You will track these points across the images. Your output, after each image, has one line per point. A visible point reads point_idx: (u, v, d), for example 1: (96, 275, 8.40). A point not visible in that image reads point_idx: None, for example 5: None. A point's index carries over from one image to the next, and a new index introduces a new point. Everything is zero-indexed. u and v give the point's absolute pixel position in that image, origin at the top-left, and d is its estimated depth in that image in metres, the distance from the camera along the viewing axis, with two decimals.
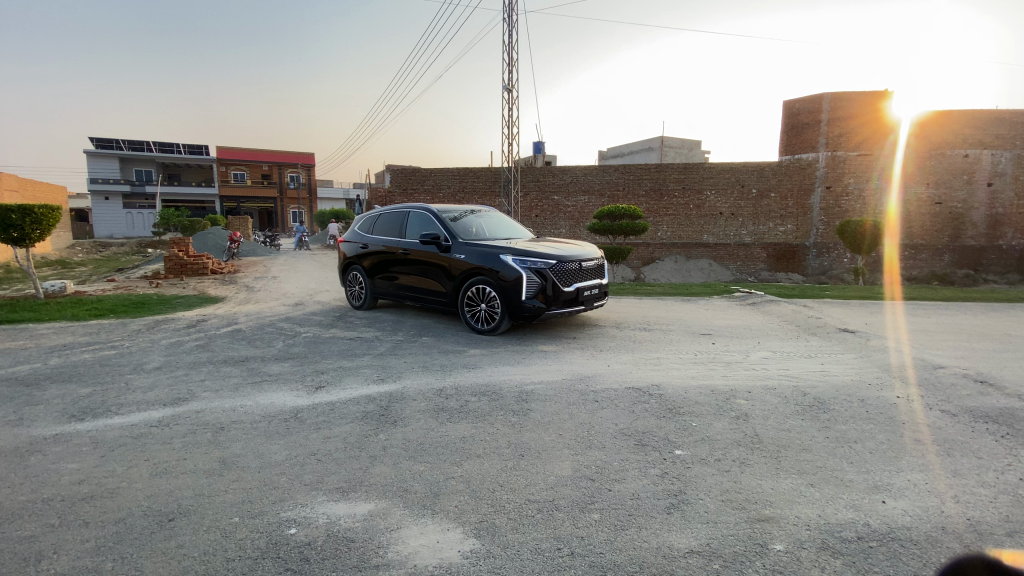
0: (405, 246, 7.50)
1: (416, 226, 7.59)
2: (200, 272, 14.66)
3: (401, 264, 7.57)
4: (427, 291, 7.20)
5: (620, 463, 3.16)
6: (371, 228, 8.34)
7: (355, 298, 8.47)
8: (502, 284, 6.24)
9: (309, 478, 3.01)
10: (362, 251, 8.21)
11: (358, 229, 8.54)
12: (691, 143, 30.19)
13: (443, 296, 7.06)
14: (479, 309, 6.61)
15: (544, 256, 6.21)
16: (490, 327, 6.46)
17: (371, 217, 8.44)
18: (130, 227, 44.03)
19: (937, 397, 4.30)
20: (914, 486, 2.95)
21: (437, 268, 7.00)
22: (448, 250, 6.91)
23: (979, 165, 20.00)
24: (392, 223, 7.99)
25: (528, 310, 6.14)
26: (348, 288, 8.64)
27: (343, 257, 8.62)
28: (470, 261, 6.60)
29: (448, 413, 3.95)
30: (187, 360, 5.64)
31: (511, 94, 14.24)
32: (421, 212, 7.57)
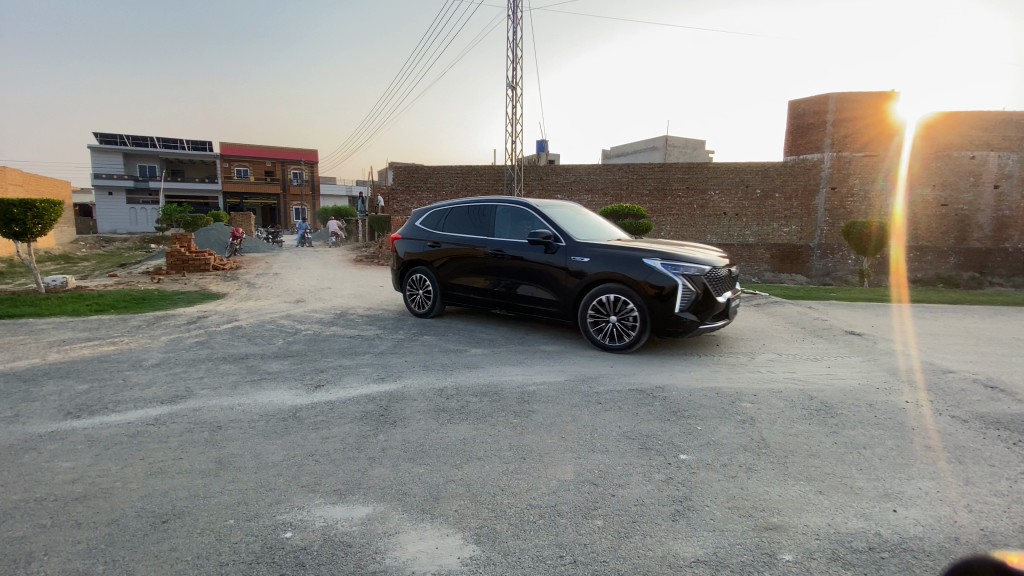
0: (497, 246, 6.58)
1: (505, 223, 6.70)
2: (202, 268, 14.66)
3: (490, 267, 6.64)
4: (530, 298, 6.28)
5: (623, 468, 3.09)
6: (439, 224, 7.37)
7: (422, 304, 7.51)
8: (649, 294, 5.39)
9: (306, 479, 2.96)
10: (432, 252, 7.24)
11: (421, 225, 7.56)
12: (696, 142, 30.04)
13: (553, 305, 6.15)
14: (606, 323, 5.72)
15: (695, 261, 5.41)
16: (625, 343, 5.58)
17: (437, 212, 7.47)
18: (133, 222, 44.18)
19: (947, 403, 4.22)
20: (925, 495, 2.87)
21: (545, 273, 6.11)
22: (561, 252, 6.03)
23: (985, 166, 19.82)
24: (469, 220, 7.05)
25: (680, 325, 5.34)
26: (409, 291, 7.67)
27: (403, 257, 7.63)
28: (596, 265, 5.74)
29: (449, 414, 3.89)
30: (187, 357, 5.60)
31: (515, 92, 14.15)
32: (509, 207, 6.71)
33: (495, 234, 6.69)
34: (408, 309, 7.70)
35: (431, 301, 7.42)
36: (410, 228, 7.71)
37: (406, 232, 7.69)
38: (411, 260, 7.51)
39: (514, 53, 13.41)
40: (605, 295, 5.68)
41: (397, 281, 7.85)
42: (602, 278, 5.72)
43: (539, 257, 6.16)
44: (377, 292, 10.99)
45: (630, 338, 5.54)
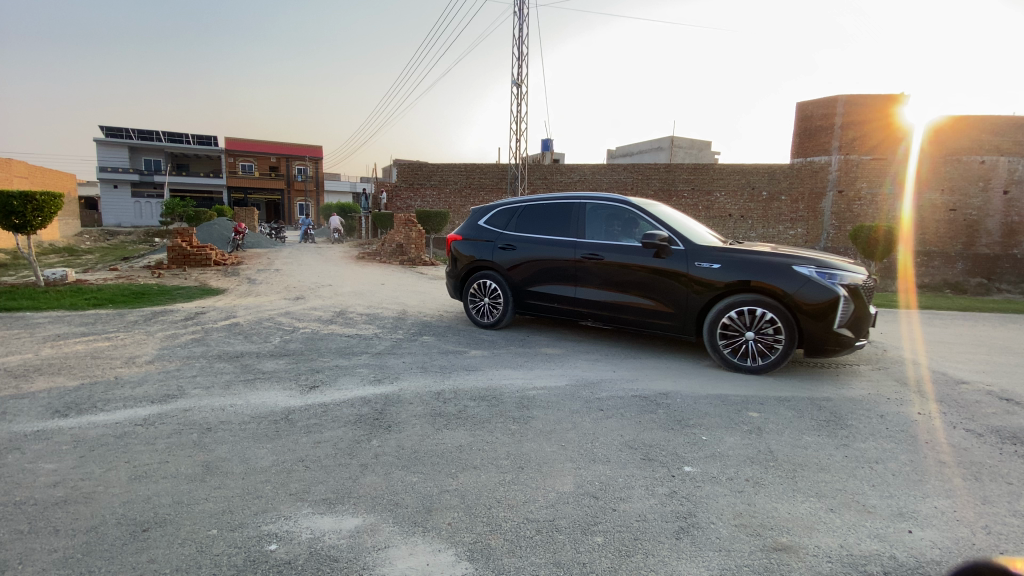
0: (592, 250, 5.88)
1: (594, 223, 6.03)
2: (203, 263, 14.58)
3: (584, 273, 5.92)
4: (638, 310, 5.59)
5: (625, 481, 2.96)
6: (510, 224, 6.63)
7: (490, 314, 6.70)
8: (802, 307, 4.77)
9: (295, 487, 2.84)
10: (505, 255, 6.47)
11: (487, 226, 6.81)
12: (702, 143, 29.79)
13: (667, 317, 5.47)
14: (742, 341, 5.05)
15: (848, 269, 4.86)
16: (765, 364, 4.94)
17: (505, 211, 6.75)
18: (137, 216, 44.25)
19: (961, 415, 4.07)
20: (942, 514, 2.73)
21: (660, 280, 5.43)
22: (681, 257, 5.36)
23: (994, 172, 19.56)
24: (550, 219, 6.36)
25: (839, 342, 4.76)
26: (472, 299, 6.86)
27: (466, 260, 6.83)
28: (728, 274, 5.10)
29: (446, 419, 3.77)
30: (181, 354, 5.50)
31: (520, 89, 13.98)
32: (598, 204, 6.06)
33: (586, 236, 6.00)
34: (471, 319, 6.86)
35: (500, 310, 6.62)
36: (472, 228, 6.93)
37: (469, 232, 6.89)
38: (477, 263, 6.72)
39: (520, 51, 13.27)
40: (741, 309, 5.03)
41: (456, 287, 7.04)
42: (737, 289, 5.08)
43: (653, 264, 5.47)
44: (377, 290, 10.88)
45: (773, 358, 4.91)
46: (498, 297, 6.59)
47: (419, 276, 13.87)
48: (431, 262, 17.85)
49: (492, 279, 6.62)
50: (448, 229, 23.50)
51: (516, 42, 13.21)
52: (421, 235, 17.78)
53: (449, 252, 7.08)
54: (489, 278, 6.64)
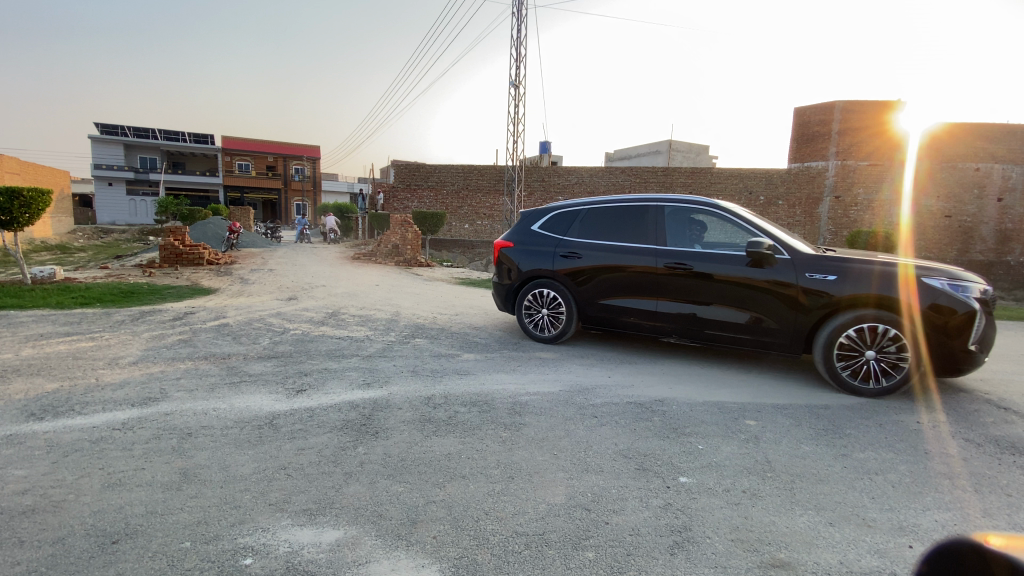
0: (676, 258, 5.31)
1: (673, 227, 5.50)
2: (196, 262, 14.42)
3: (667, 284, 5.34)
4: (737, 324, 5.04)
5: (618, 492, 2.86)
6: (570, 230, 6.05)
7: (550, 327, 6.06)
8: (936, 322, 4.35)
9: (274, 497, 2.73)
10: (569, 263, 5.86)
11: (542, 231, 6.22)
12: (700, 147, 29.82)
13: (769, 333, 4.94)
14: (860, 361, 4.56)
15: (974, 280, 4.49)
16: (887, 387, 4.48)
17: (562, 215, 6.17)
18: (132, 214, 43.96)
19: (962, 424, 3.98)
20: (945, 528, 2.63)
21: (762, 292, 4.91)
22: (787, 266, 4.86)
23: (990, 179, 19.60)
24: (617, 224, 5.81)
25: (969, 361, 4.37)
26: (526, 311, 6.20)
27: (519, 268, 6.18)
28: (846, 286, 4.62)
29: (435, 425, 3.67)
30: (166, 356, 5.37)
31: (518, 90, 13.85)
32: (677, 208, 5.54)
33: (666, 243, 5.45)
34: (526, 333, 6.19)
35: (562, 322, 5.99)
36: (522, 234, 6.33)
37: (521, 239, 6.28)
38: (533, 272, 6.09)
39: (518, 52, 13.19)
40: (863, 325, 4.54)
41: (506, 298, 6.39)
42: (837, 306, 4.66)
43: (752, 275, 4.95)
44: (371, 291, 10.76)
45: (897, 380, 4.46)
46: (560, 308, 5.96)
47: (414, 277, 13.76)
48: (426, 264, 17.73)
49: (552, 289, 5.99)
50: (444, 230, 23.39)
51: (515, 43, 13.14)
52: (417, 236, 17.66)
53: (497, 260, 6.43)
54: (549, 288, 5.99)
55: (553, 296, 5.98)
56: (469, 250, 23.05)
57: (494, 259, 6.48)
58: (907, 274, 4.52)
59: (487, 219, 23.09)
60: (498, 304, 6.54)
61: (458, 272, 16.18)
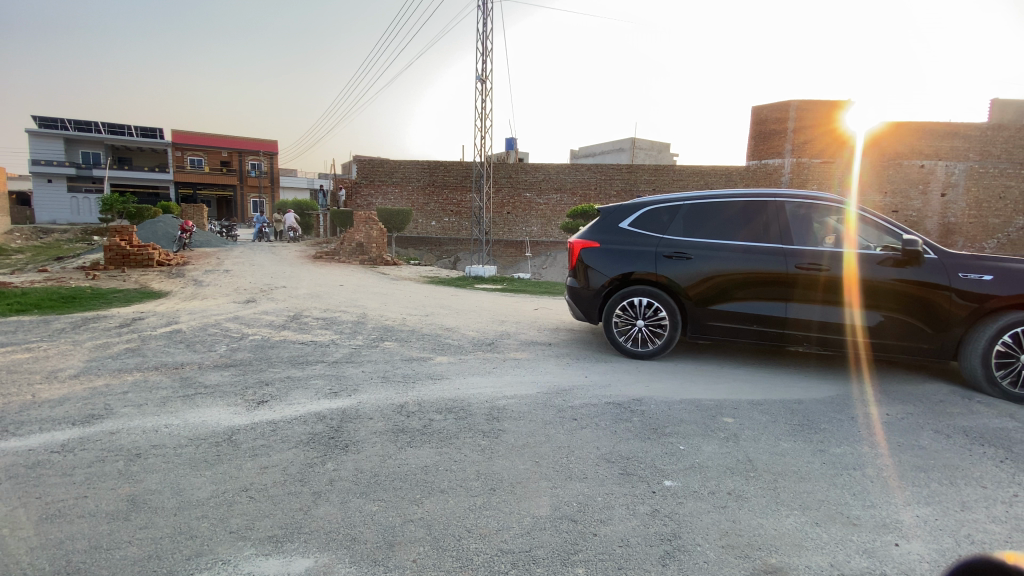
0: (809, 257, 4.90)
1: (797, 225, 5.09)
2: (145, 264, 13.60)
3: (800, 286, 4.90)
4: (878, 329, 4.73)
5: (604, 500, 2.77)
6: (669, 227, 5.47)
7: (649, 339, 5.41)
8: None
9: (236, 524, 2.51)
10: (677, 265, 5.25)
11: (634, 230, 5.58)
12: (661, 145, 30.33)
13: (914, 337, 4.67)
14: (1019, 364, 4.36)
15: None
16: None
17: (657, 212, 5.57)
18: (74, 212, 41.25)
19: (929, 416, 4.09)
20: (926, 524, 2.64)
21: (911, 294, 4.62)
22: (934, 266, 4.61)
23: (933, 176, 20.77)
24: (724, 222, 5.32)
25: None
26: (617, 321, 5.50)
27: (612, 270, 5.47)
28: (1003, 287, 4.43)
29: (409, 436, 3.48)
30: (112, 367, 4.95)
31: (484, 85, 13.62)
32: (799, 204, 5.14)
33: (791, 242, 5.04)
34: (619, 346, 5.49)
35: (663, 333, 5.36)
36: (607, 232, 5.66)
37: (609, 239, 5.60)
38: (629, 275, 5.42)
39: (486, 47, 13.01)
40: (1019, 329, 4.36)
41: (589, 305, 5.64)
42: (989, 308, 4.48)
43: (894, 277, 4.68)
44: (335, 292, 10.39)
45: None
46: (663, 317, 5.33)
47: (380, 277, 13.41)
48: (393, 262, 17.35)
49: (653, 296, 5.33)
50: (411, 228, 22.96)
51: (481, 38, 12.94)
52: (382, 233, 17.29)
53: (579, 262, 5.70)
54: (649, 295, 5.33)
55: (654, 303, 5.33)
56: (436, 248, 22.76)
57: (573, 260, 5.75)
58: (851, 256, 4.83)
59: (454, 216, 22.76)
60: (573, 312, 5.80)
61: (425, 270, 15.88)
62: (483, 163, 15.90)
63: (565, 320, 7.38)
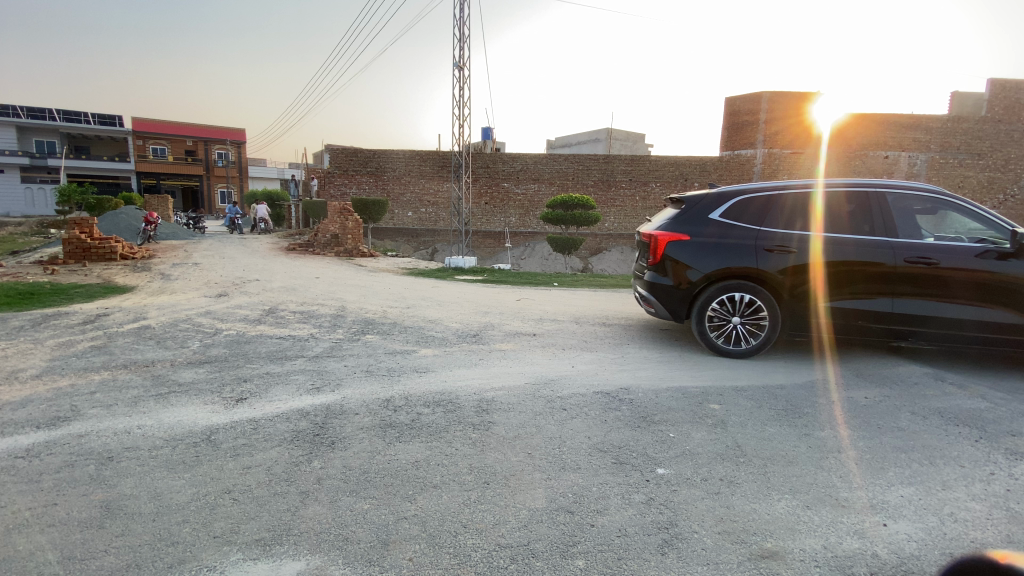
0: (916, 250, 4.71)
1: (901, 217, 4.86)
2: (108, 257, 13.02)
3: (904, 280, 4.71)
4: (981, 323, 4.61)
5: (599, 490, 2.75)
6: (765, 220, 5.15)
7: (746, 338, 5.11)
8: None
9: (221, 527, 2.40)
10: (779, 260, 4.96)
11: (726, 222, 5.24)
12: (636, 135, 30.52)
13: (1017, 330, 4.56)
14: None
15: None
16: None
17: (750, 203, 5.25)
18: (28, 204, 39.18)
19: (905, 398, 4.21)
20: (911, 504, 2.70)
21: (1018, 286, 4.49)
22: None
23: (897, 166, 21.48)
24: (823, 214, 5.03)
25: None
26: (710, 318, 5.18)
27: (707, 265, 5.12)
28: None
29: (397, 431, 3.39)
30: (77, 366, 4.70)
31: (461, 73, 13.35)
32: (902, 195, 4.90)
33: (897, 235, 4.80)
34: (712, 346, 5.17)
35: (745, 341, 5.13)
36: (694, 224, 5.29)
37: (698, 231, 5.24)
38: (725, 270, 5.08)
39: (462, 33, 12.74)
40: None
41: (677, 303, 5.28)
42: None
43: (1000, 270, 4.52)
44: (312, 285, 10.15)
45: None
46: (759, 320, 5.05)
47: (357, 268, 13.17)
48: (369, 254, 17.07)
49: (753, 292, 5.02)
50: (387, 219, 22.60)
51: (458, 24, 12.67)
52: (358, 224, 17.03)
53: (665, 257, 5.30)
54: (748, 290, 5.01)
55: (754, 300, 5.02)
56: (413, 239, 22.54)
57: (657, 255, 5.35)
58: (817, 245, 4.93)
59: (431, 206, 22.47)
60: (657, 311, 5.42)
61: (403, 262, 15.67)
62: (460, 153, 15.68)
63: (547, 310, 7.37)
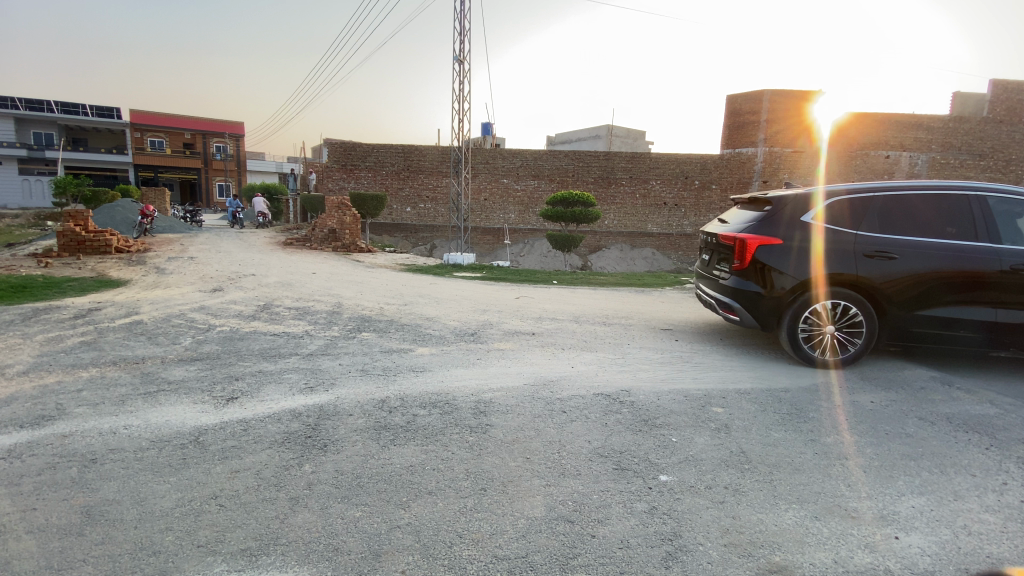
0: (1017, 256, 4.53)
1: (999, 221, 4.68)
2: (102, 250, 12.86)
3: (996, 287, 4.55)
4: None
5: (600, 498, 2.66)
6: (862, 223, 4.86)
7: (841, 349, 4.85)
8: None
9: (206, 536, 2.30)
10: (879, 267, 4.69)
11: (821, 225, 4.93)
12: (637, 132, 30.37)
13: None
14: None
15: None
16: None
17: (845, 204, 4.94)
18: (25, 195, 38.91)
19: (912, 403, 4.11)
20: (922, 515, 2.61)
21: None
22: None
23: (898, 166, 21.41)
24: (906, 216, 4.82)
25: None
26: (803, 328, 4.88)
27: (802, 271, 4.83)
28: None
29: (391, 433, 3.29)
30: (65, 363, 4.58)
31: (461, 66, 13.16)
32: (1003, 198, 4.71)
33: (977, 239, 4.64)
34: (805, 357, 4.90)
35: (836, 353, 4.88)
36: (784, 225, 4.97)
37: (790, 234, 4.92)
38: (823, 277, 4.79)
39: (463, 27, 12.56)
40: None
41: (767, 311, 4.97)
42: None
43: None
44: (309, 281, 10.04)
45: None
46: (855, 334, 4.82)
47: (354, 264, 13.04)
48: (367, 249, 16.94)
49: (854, 300, 4.74)
50: (385, 214, 22.45)
51: (458, 17, 12.49)
52: (355, 219, 16.85)
53: (754, 262, 4.98)
54: (847, 299, 4.73)
55: (854, 309, 4.75)
56: (411, 234, 22.43)
57: (745, 259, 5.03)
58: (820, 249, 4.82)
59: (430, 202, 22.30)
60: (741, 320, 5.12)
61: (401, 258, 15.54)
62: (459, 148, 15.51)
63: (546, 308, 7.26)
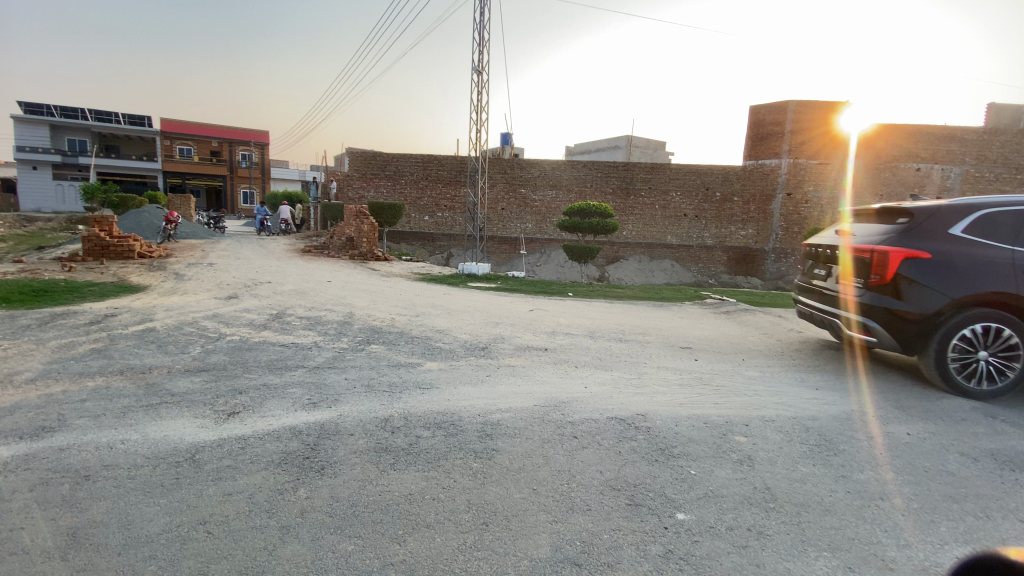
0: None
1: None
2: (125, 255, 13.10)
3: None
4: None
5: (610, 537, 2.46)
6: (1016, 240, 4.60)
7: (996, 376, 4.51)
8: None
9: (190, 567, 2.16)
10: None
11: (971, 239, 4.62)
12: (657, 143, 30.08)
13: None
14: None
15: None
16: None
17: (995, 218, 4.66)
18: (59, 200, 40.27)
19: (952, 437, 3.82)
20: (969, 570, 2.35)
21: None
22: None
23: (929, 179, 20.77)
24: (1017, 233, 4.64)
25: None
26: (953, 352, 4.57)
27: (946, 289, 4.53)
28: None
29: (392, 457, 3.14)
30: (72, 370, 4.56)
31: (480, 76, 13.09)
32: None
33: (1014, 244, 4.60)
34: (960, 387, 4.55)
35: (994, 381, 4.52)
36: (933, 239, 4.61)
37: (943, 250, 4.57)
38: (959, 297, 4.52)
39: (483, 37, 12.54)
40: None
41: (912, 332, 4.62)
42: None
43: None
44: (323, 289, 10.04)
45: None
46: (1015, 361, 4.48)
47: (370, 273, 13.03)
48: (384, 257, 16.99)
49: (997, 319, 4.47)
50: (403, 222, 22.57)
51: (478, 28, 12.48)
52: (373, 227, 16.93)
53: (896, 278, 4.62)
54: (988, 320, 4.48)
55: (1010, 330, 4.46)
56: (429, 243, 22.49)
57: (886, 274, 4.66)
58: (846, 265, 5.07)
59: (447, 211, 22.33)
60: (879, 341, 4.76)
61: (417, 266, 15.52)
62: (477, 158, 15.46)
63: (561, 323, 7.06)
